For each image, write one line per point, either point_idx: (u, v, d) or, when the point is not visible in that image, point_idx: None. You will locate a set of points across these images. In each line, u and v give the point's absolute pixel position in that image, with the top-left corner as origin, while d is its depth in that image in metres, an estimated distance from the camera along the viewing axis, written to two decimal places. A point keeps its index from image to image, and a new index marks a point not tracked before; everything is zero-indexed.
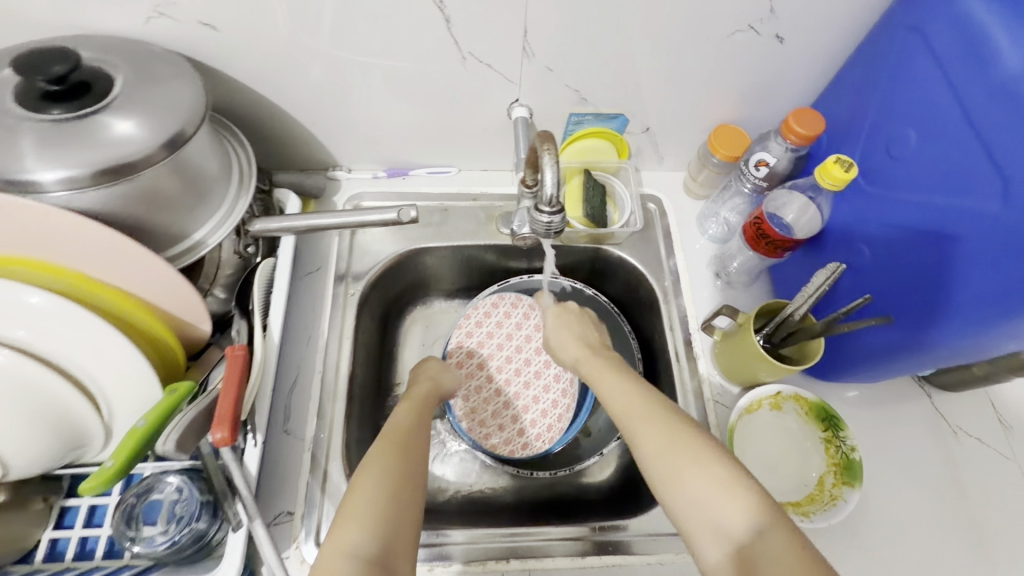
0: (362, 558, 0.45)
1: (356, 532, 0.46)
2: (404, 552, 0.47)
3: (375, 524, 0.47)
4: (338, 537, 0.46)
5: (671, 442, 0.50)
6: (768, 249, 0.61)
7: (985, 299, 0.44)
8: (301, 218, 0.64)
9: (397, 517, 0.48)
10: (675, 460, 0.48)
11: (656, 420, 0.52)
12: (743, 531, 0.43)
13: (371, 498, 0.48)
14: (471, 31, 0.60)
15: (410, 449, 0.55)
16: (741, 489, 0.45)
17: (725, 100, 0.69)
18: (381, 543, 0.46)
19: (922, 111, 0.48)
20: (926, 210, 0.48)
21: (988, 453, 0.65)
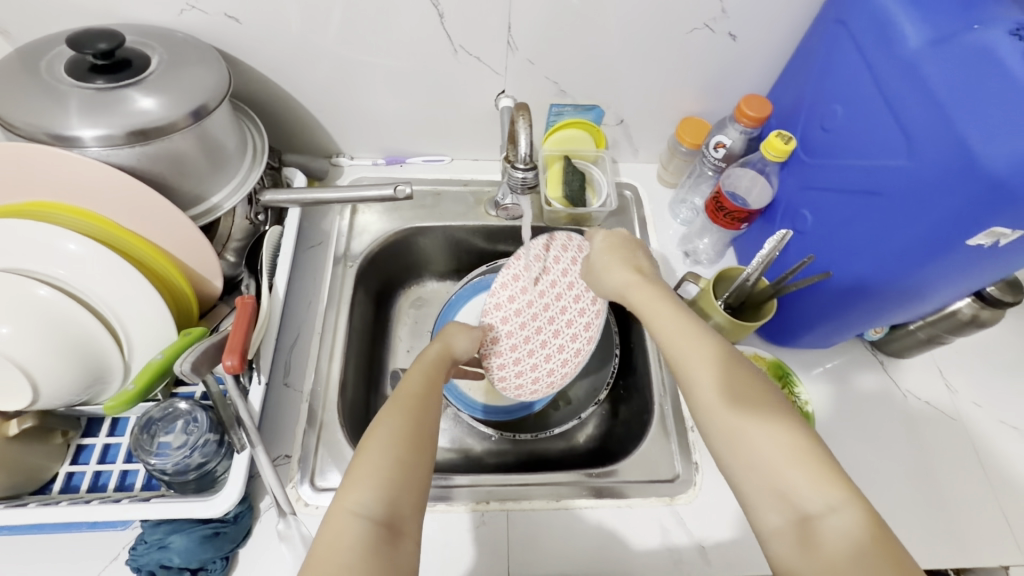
0: (369, 518, 0.44)
1: (363, 491, 0.45)
2: (411, 515, 0.46)
3: (380, 486, 0.45)
4: (343, 497, 0.45)
5: (745, 403, 0.48)
6: (727, 221, 0.70)
7: (910, 242, 0.52)
8: (307, 192, 0.72)
9: (405, 480, 0.46)
10: (747, 420, 0.47)
11: (730, 376, 0.50)
12: (815, 502, 0.43)
13: (377, 460, 0.47)
14: (462, 27, 0.68)
15: (422, 407, 0.52)
16: (817, 461, 0.44)
17: (690, 93, 0.77)
18: (387, 505, 0.45)
19: (849, 89, 0.57)
20: (857, 173, 0.56)
21: (933, 412, 0.73)
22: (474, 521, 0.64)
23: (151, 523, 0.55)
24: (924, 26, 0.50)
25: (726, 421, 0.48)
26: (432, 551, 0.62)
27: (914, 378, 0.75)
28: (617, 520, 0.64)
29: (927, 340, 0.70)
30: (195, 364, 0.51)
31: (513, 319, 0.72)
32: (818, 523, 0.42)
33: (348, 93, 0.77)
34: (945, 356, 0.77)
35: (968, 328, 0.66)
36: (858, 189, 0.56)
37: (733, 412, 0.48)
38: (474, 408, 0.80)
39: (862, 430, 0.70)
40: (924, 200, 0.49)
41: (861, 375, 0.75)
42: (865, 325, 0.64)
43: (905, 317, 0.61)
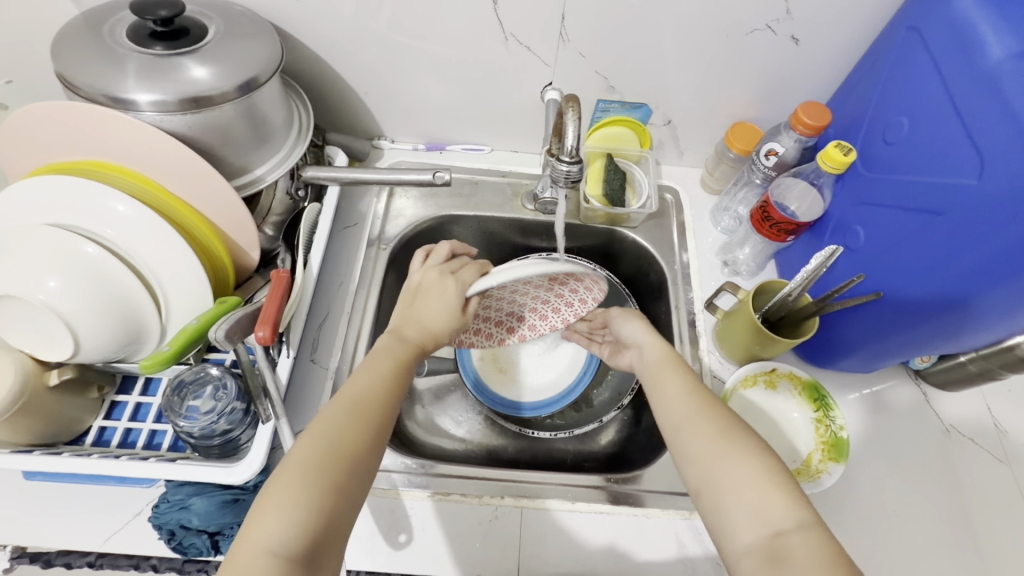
0: (283, 555, 0.41)
1: (276, 526, 0.42)
2: (337, 541, 0.44)
3: (298, 520, 0.43)
4: (257, 530, 0.42)
5: (714, 433, 0.51)
6: (772, 232, 0.67)
7: (973, 271, 0.49)
8: (348, 172, 0.72)
9: (324, 508, 0.44)
10: (722, 446, 0.49)
11: (704, 414, 0.53)
12: (785, 520, 0.44)
13: (295, 490, 0.44)
14: (515, 15, 0.67)
15: (351, 423, 0.49)
16: (786, 488, 0.46)
17: (744, 97, 0.74)
18: (307, 536, 0.42)
19: (916, 101, 0.54)
20: (917, 190, 0.53)
21: (977, 451, 0.69)
22: (486, 514, 0.63)
23: (174, 484, 0.57)
24: (1008, 40, 0.47)
25: (697, 452, 0.50)
26: (444, 540, 0.62)
27: (960, 412, 0.71)
28: (630, 528, 0.63)
29: (978, 373, 0.66)
30: (228, 333, 0.52)
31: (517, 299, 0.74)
32: (788, 540, 0.43)
33: (394, 76, 0.77)
34: (995, 391, 0.73)
35: None
36: (918, 208, 0.53)
37: (705, 443, 0.50)
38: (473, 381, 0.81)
39: (898, 462, 0.67)
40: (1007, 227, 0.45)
41: (904, 405, 0.71)
42: (908, 354, 0.61)
43: (931, 341, 0.57)
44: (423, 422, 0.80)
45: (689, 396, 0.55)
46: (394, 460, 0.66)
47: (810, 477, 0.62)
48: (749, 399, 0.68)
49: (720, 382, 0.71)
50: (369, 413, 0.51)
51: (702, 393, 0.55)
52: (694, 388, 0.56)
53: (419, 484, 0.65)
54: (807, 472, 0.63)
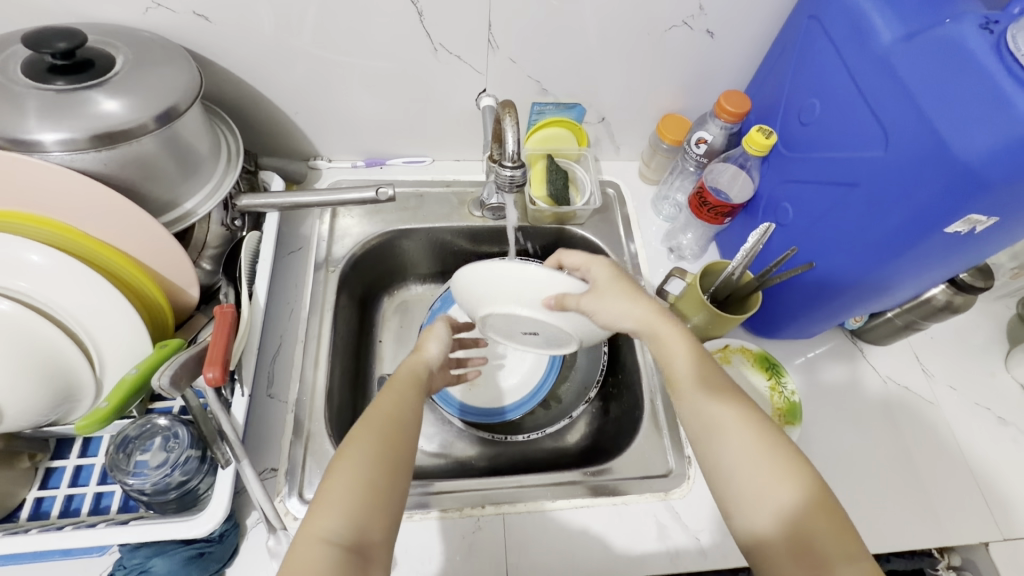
0: (340, 543, 0.43)
1: (331, 516, 0.44)
2: (382, 537, 0.46)
3: (348, 511, 0.45)
4: (312, 523, 0.44)
5: (762, 454, 0.49)
6: (711, 216, 0.70)
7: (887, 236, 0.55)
8: (286, 196, 0.69)
9: (373, 504, 0.46)
10: (768, 466, 0.48)
11: (743, 422, 0.51)
12: (834, 551, 0.45)
13: (347, 484, 0.46)
14: (442, 25, 0.67)
15: (393, 425, 0.51)
16: (833, 518, 0.46)
17: (670, 90, 0.78)
18: (357, 530, 0.44)
19: (824, 84, 0.59)
20: (833, 164, 0.57)
21: (913, 397, 0.75)
22: (468, 527, 0.63)
23: (129, 547, 0.52)
24: (895, 24, 0.51)
25: (743, 475, 0.49)
26: (426, 560, 0.60)
27: (893, 364, 0.77)
28: (611, 517, 0.64)
29: (904, 326, 0.72)
30: (173, 379, 0.48)
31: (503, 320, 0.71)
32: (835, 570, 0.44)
33: (323, 93, 0.75)
34: (920, 341, 0.79)
35: (942, 313, 0.68)
36: (836, 181, 0.57)
37: (748, 455, 0.49)
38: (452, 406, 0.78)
39: (846, 418, 0.72)
40: (896, 196, 0.51)
41: (844, 363, 0.76)
42: (843, 315, 0.67)
43: (860, 305, 0.63)
44: None
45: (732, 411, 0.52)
46: None
47: None
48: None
49: None
50: (402, 415, 0.52)
51: (745, 405, 0.53)
52: (730, 391, 0.54)
53: None
54: None
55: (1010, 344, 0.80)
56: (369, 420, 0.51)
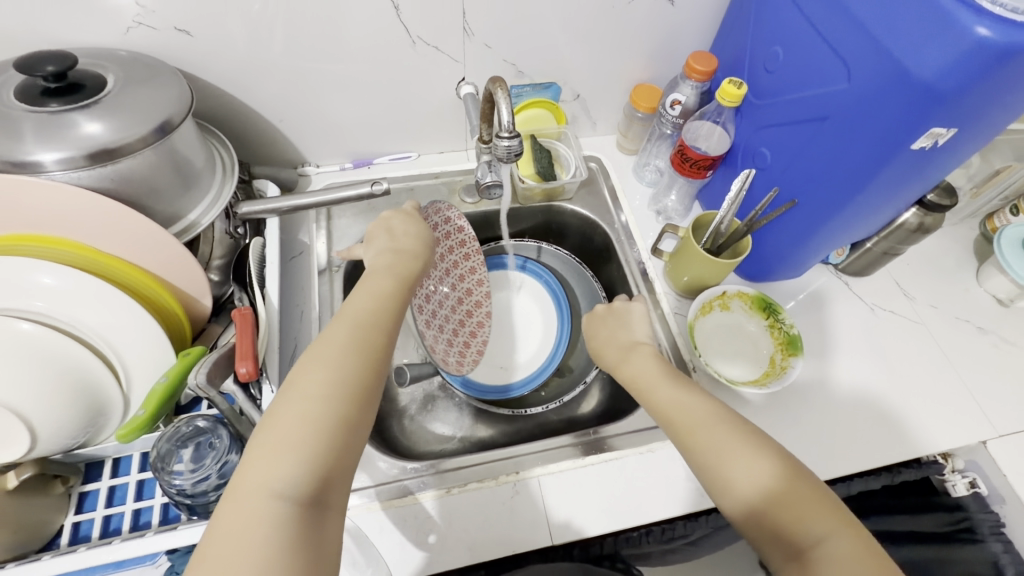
0: (294, 499, 0.40)
1: (285, 467, 0.41)
2: (340, 484, 0.43)
3: (308, 460, 0.41)
4: (263, 474, 0.40)
5: (728, 438, 0.51)
6: (693, 170, 0.74)
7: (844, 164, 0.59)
8: (283, 200, 0.71)
9: (334, 447, 0.43)
10: (730, 446, 0.51)
11: (703, 411, 0.54)
12: (814, 535, 0.46)
13: (300, 428, 0.42)
14: (418, 19, 0.69)
15: (362, 368, 0.47)
16: (807, 498, 0.48)
17: (638, 60, 0.82)
18: (317, 480, 0.41)
19: (783, 30, 0.62)
20: (802, 102, 0.61)
21: (899, 320, 0.80)
22: (507, 493, 0.64)
23: (180, 551, 0.53)
24: None
25: (720, 462, 0.50)
26: (471, 531, 0.61)
27: (875, 291, 0.82)
28: (640, 466, 0.67)
29: (883, 253, 0.78)
30: (209, 376, 0.50)
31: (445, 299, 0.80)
32: (822, 549, 0.45)
33: (306, 96, 0.76)
34: (897, 267, 0.84)
35: (915, 236, 0.73)
36: (807, 118, 0.61)
37: (714, 440, 0.51)
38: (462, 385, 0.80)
39: (839, 346, 0.77)
40: (864, 125, 0.55)
41: (832, 296, 0.81)
42: (828, 246, 0.71)
43: (842, 232, 0.68)
44: (417, 432, 0.80)
45: (699, 400, 0.55)
46: (403, 468, 0.65)
47: (778, 374, 0.70)
48: (709, 322, 0.75)
49: (682, 317, 0.78)
50: (376, 357, 0.49)
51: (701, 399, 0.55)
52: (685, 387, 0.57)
53: (433, 483, 0.64)
54: (775, 371, 0.71)
55: (979, 261, 0.85)
56: (334, 356, 0.47)
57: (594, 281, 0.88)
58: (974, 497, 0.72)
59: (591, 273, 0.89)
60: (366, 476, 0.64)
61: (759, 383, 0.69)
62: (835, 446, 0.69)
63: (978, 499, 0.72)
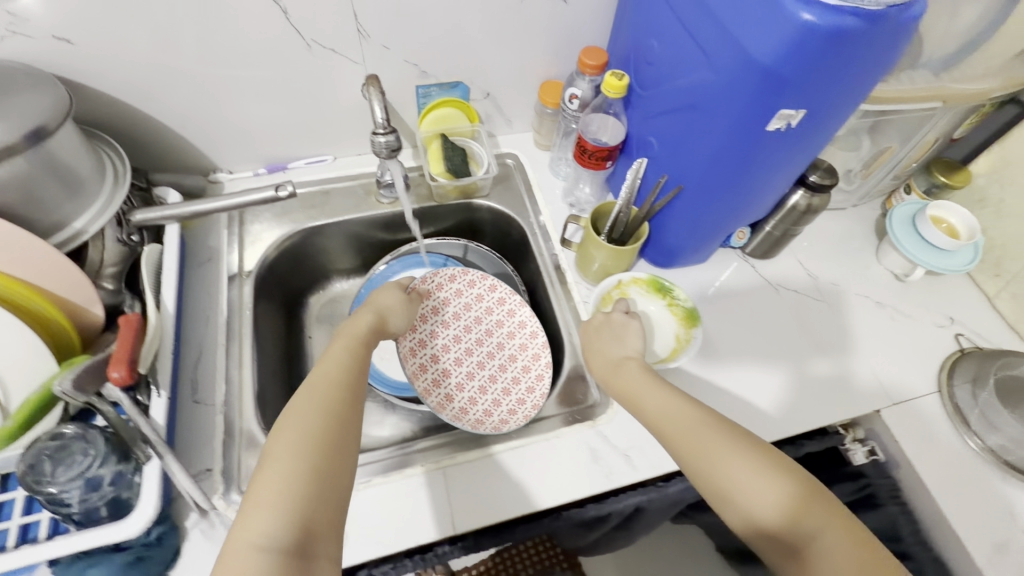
0: (277, 548, 0.42)
1: (268, 521, 0.43)
2: (324, 527, 0.45)
3: (288, 511, 0.44)
4: (247, 529, 0.43)
5: (720, 444, 0.52)
6: (594, 162, 0.76)
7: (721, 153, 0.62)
8: (183, 207, 0.71)
9: (315, 493, 0.45)
10: (721, 454, 0.52)
11: (691, 418, 0.55)
12: (807, 537, 0.47)
13: (282, 479, 0.45)
14: (308, 22, 0.70)
15: (325, 418, 0.50)
16: (800, 500, 0.49)
17: (542, 58, 0.84)
18: (297, 529, 0.43)
19: (654, 21, 0.64)
20: (677, 92, 0.63)
21: (803, 299, 0.83)
22: (411, 485, 0.64)
23: (62, 563, 0.52)
24: None
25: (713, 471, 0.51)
26: (374, 526, 0.62)
27: (780, 272, 0.85)
28: (545, 454, 0.68)
29: (782, 236, 0.80)
30: (77, 382, 0.50)
31: (454, 346, 0.81)
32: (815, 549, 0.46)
33: (206, 103, 0.76)
34: (801, 249, 0.88)
35: (806, 217, 0.76)
36: (681, 107, 0.63)
37: (704, 448, 0.53)
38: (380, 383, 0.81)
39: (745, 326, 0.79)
40: (727, 111, 0.57)
41: (739, 278, 0.84)
42: (722, 228, 0.74)
43: (730, 214, 0.71)
44: None
45: (685, 408, 0.56)
46: None
47: (685, 344, 0.73)
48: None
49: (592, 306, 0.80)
50: (345, 407, 0.52)
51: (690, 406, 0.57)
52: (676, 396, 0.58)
53: None
54: (682, 341, 0.74)
55: (878, 239, 0.89)
56: (299, 410, 0.50)
57: (513, 275, 0.89)
58: (873, 464, 0.75)
59: (512, 268, 0.90)
60: None
61: (668, 359, 0.72)
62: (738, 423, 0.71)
63: (877, 466, 0.75)
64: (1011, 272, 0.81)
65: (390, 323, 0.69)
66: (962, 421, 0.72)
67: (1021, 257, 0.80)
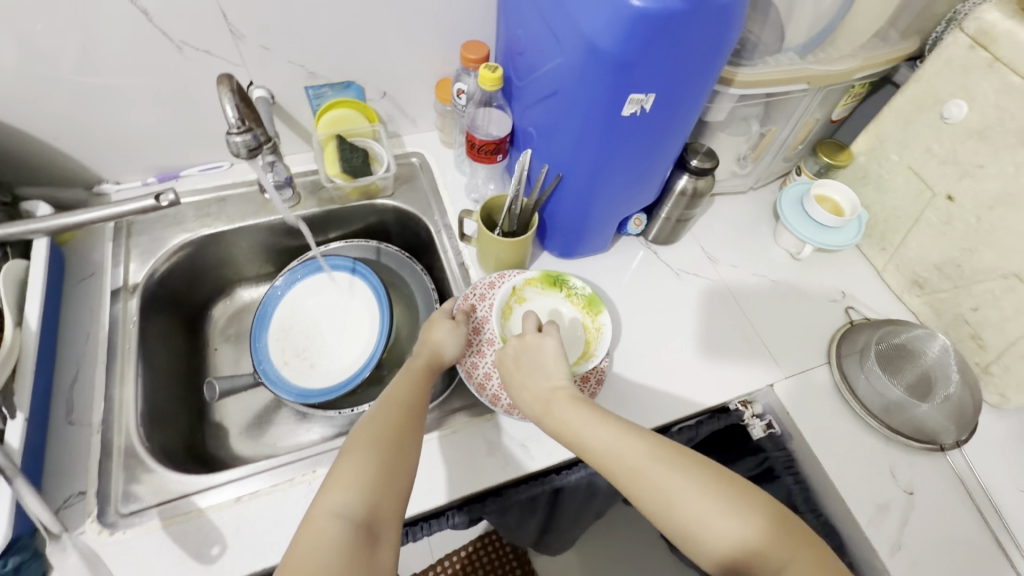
0: (350, 520, 0.48)
1: (341, 495, 0.50)
2: (387, 516, 0.50)
3: (359, 493, 0.50)
4: (325, 501, 0.50)
5: (677, 471, 0.51)
6: (485, 157, 0.76)
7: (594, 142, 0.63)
8: (51, 220, 0.67)
9: (383, 486, 0.51)
10: (676, 483, 0.50)
11: (645, 445, 0.54)
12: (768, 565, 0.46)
13: (359, 469, 0.51)
14: (174, 24, 0.68)
15: (396, 425, 0.56)
16: (762, 524, 0.48)
17: (434, 55, 0.84)
18: (367, 509, 0.49)
19: (521, 15, 0.65)
20: (545, 83, 0.64)
21: (702, 281, 0.85)
22: (301, 493, 0.62)
23: None
24: None
25: (671, 504, 0.50)
26: (260, 537, 0.59)
27: (681, 257, 0.87)
28: (441, 449, 0.67)
29: (677, 221, 0.82)
30: None
31: None
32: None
33: (76, 107, 0.73)
34: (702, 233, 0.90)
35: (695, 201, 0.78)
36: (549, 96, 0.64)
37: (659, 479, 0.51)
38: (285, 391, 0.77)
39: (646, 309, 0.81)
40: (585, 97, 0.58)
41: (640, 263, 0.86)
42: (611, 216, 0.76)
43: (615, 200, 0.72)
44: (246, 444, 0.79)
45: (632, 439, 0.54)
46: (192, 482, 0.62)
47: (600, 333, 0.70)
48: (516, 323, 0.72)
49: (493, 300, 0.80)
50: (411, 415, 0.58)
51: (642, 434, 0.55)
52: (623, 425, 0.56)
53: (224, 492, 0.62)
54: (593, 330, 0.71)
55: (775, 220, 0.92)
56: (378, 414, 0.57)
57: (421, 273, 0.88)
58: (770, 437, 0.77)
59: (420, 266, 0.90)
60: (150, 495, 0.61)
61: (589, 355, 0.69)
62: (634, 406, 0.72)
63: (773, 438, 0.77)
64: (893, 244, 0.85)
65: (451, 350, 0.69)
66: (848, 389, 0.75)
67: (901, 230, 0.83)
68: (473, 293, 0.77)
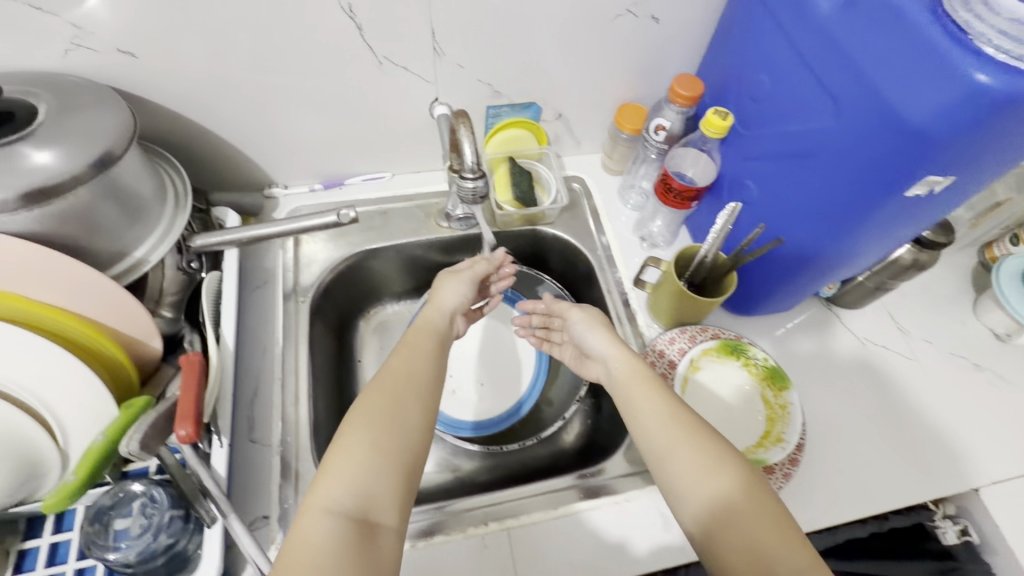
0: (342, 513, 0.43)
1: (331, 487, 0.44)
2: (385, 505, 0.45)
3: (351, 479, 0.45)
4: (316, 494, 0.44)
5: (705, 456, 0.49)
6: (678, 201, 0.70)
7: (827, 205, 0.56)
8: (242, 230, 0.66)
9: (379, 469, 0.46)
10: (705, 466, 0.48)
11: (686, 433, 0.50)
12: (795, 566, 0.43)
13: (351, 449, 0.47)
14: (382, 39, 0.65)
15: (394, 400, 0.51)
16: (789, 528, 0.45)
17: (623, 80, 0.77)
18: (362, 497, 0.44)
19: (767, 59, 0.59)
20: (790, 138, 0.57)
21: (893, 356, 0.76)
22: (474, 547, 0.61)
23: None
24: None
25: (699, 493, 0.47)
26: None
27: (870, 326, 0.78)
28: (612, 517, 0.63)
29: (875, 288, 0.74)
30: (143, 442, 0.47)
31: None
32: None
33: (267, 114, 0.71)
34: (892, 299, 0.81)
35: (908, 271, 0.71)
36: (792, 153, 0.57)
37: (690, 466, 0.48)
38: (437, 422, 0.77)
39: (832, 382, 0.73)
40: (851, 165, 0.51)
41: (823, 328, 0.78)
42: (812, 288, 0.68)
43: (830, 274, 0.64)
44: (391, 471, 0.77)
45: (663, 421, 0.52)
46: None
47: (785, 415, 0.67)
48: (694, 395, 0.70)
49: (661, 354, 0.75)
50: (406, 395, 0.53)
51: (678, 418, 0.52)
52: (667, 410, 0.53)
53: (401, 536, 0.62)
54: (778, 411, 0.68)
55: (977, 293, 0.82)
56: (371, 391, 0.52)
57: None
58: (965, 547, 0.70)
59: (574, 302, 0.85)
60: None
61: (775, 439, 0.66)
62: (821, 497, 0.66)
63: (969, 548, 0.69)
64: None
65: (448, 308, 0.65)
66: None
67: None
68: (655, 347, 0.73)
